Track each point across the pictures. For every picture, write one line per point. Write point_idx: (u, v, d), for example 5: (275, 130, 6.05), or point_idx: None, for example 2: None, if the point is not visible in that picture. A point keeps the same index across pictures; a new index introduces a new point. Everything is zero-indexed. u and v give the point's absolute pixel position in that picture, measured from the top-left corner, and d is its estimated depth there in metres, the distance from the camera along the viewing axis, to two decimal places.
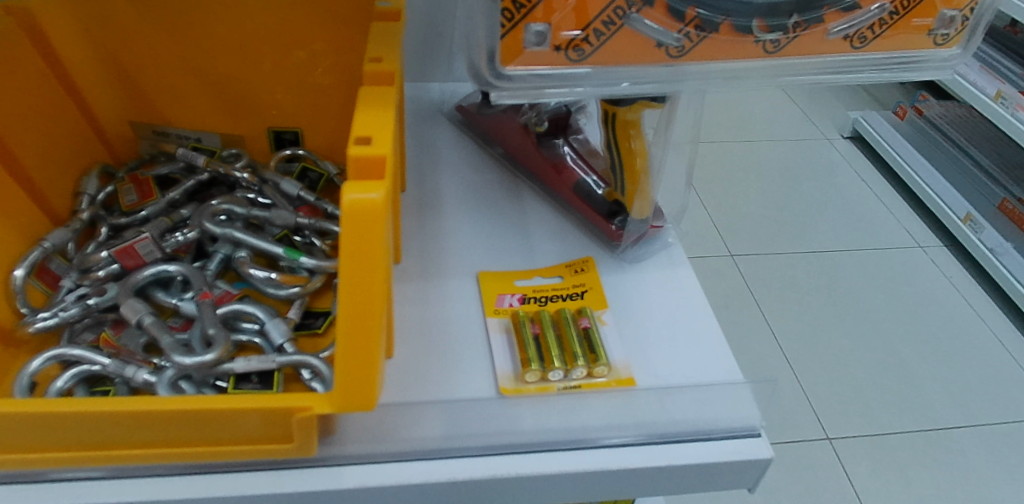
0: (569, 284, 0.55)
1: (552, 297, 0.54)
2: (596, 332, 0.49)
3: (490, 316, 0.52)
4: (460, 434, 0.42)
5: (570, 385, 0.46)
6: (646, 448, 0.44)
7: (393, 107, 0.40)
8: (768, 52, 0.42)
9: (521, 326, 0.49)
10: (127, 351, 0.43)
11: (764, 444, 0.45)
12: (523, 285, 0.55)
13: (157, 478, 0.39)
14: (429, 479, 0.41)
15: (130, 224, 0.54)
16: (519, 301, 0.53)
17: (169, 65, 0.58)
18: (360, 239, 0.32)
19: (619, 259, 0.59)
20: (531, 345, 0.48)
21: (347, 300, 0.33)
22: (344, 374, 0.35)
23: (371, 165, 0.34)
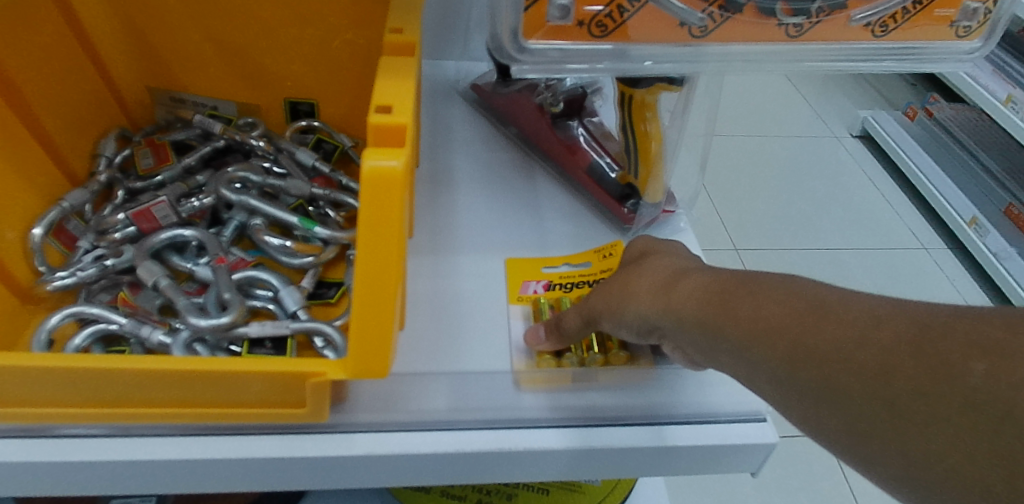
0: (597, 269, 0.53)
1: (577, 281, 0.52)
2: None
3: (512, 302, 0.51)
4: (468, 408, 0.43)
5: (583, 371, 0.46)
6: (648, 428, 0.44)
7: (413, 74, 0.40)
8: (790, 37, 0.42)
9: (540, 313, 0.50)
10: (142, 310, 0.43)
11: (769, 428, 0.45)
12: (551, 272, 0.54)
13: (168, 438, 0.39)
14: (435, 450, 0.41)
15: (145, 189, 0.54)
16: (546, 286, 0.53)
17: (188, 31, 0.58)
18: (377, 207, 0.33)
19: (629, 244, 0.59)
20: None
21: (365, 278, 0.34)
22: (359, 340, 0.35)
23: (390, 135, 0.34)
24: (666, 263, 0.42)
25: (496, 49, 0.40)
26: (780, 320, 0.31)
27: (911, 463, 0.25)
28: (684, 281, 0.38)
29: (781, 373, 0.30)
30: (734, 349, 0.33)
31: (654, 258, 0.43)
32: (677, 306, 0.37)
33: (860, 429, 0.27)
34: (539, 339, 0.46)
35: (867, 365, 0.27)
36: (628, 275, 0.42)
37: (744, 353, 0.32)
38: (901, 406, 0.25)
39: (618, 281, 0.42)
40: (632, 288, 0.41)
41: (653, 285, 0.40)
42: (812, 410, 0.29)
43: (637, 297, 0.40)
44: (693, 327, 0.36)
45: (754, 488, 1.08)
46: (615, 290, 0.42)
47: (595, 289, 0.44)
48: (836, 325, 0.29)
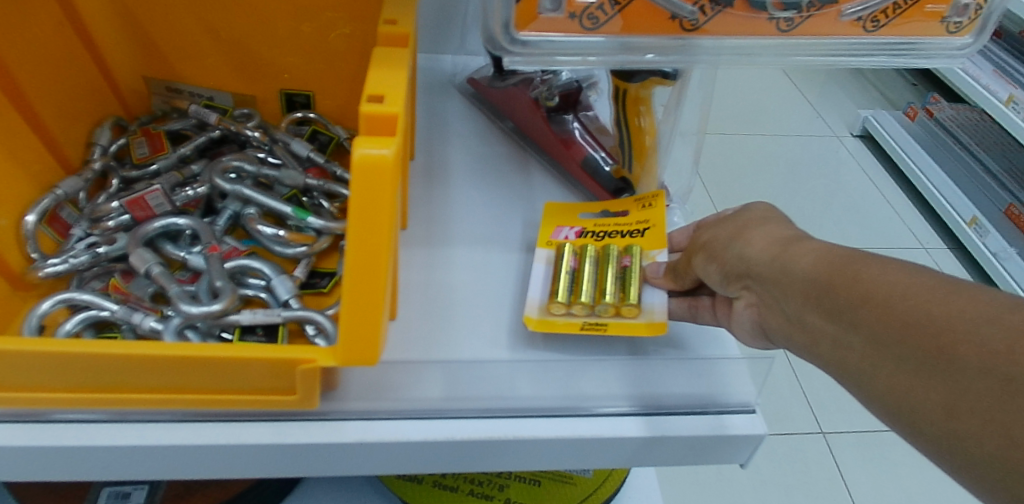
0: (634, 219, 0.56)
1: (608, 230, 0.56)
2: (634, 270, 0.50)
3: (540, 245, 0.55)
4: (459, 397, 0.43)
5: (593, 320, 0.48)
6: (638, 419, 0.45)
7: (405, 65, 0.40)
8: (781, 31, 0.42)
9: (561, 258, 0.51)
10: (134, 297, 0.43)
11: (758, 419, 0.46)
12: (584, 218, 0.57)
13: (159, 424, 0.40)
14: (426, 437, 0.42)
15: (140, 178, 0.55)
16: (577, 233, 0.55)
17: (185, 22, 0.59)
18: (369, 195, 0.33)
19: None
20: (564, 279, 0.50)
21: (354, 266, 0.34)
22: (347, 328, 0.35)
23: (382, 123, 0.34)
24: (787, 228, 0.43)
25: (489, 43, 0.40)
26: (905, 286, 0.32)
27: (1000, 447, 0.25)
28: (803, 243, 0.40)
29: (863, 336, 0.32)
30: (824, 305, 0.35)
31: (773, 221, 0.45)
32: (794, 266, 0.38)
33: (960, 405, 0.27)
34: (658, 273, 0.50)
35: (991, 341, 0.27)
36: (740, 239, 0.43)
37: (835, 310, 0.34)
38: (1013, 384, 0.25)
39: (732, 237, 0.44)
40: (747, 244, 0.42)
41: (768, 248, 0.41)
42: (907, 382, 0.30)
43: (750, 252, 0.42)
44: (794, 284, 0.37)
45: (751, 484, 1.09)
46: (729, 245, 0.44)
47: (706, 248, 0.46)
48: (969, 302, 0.29)
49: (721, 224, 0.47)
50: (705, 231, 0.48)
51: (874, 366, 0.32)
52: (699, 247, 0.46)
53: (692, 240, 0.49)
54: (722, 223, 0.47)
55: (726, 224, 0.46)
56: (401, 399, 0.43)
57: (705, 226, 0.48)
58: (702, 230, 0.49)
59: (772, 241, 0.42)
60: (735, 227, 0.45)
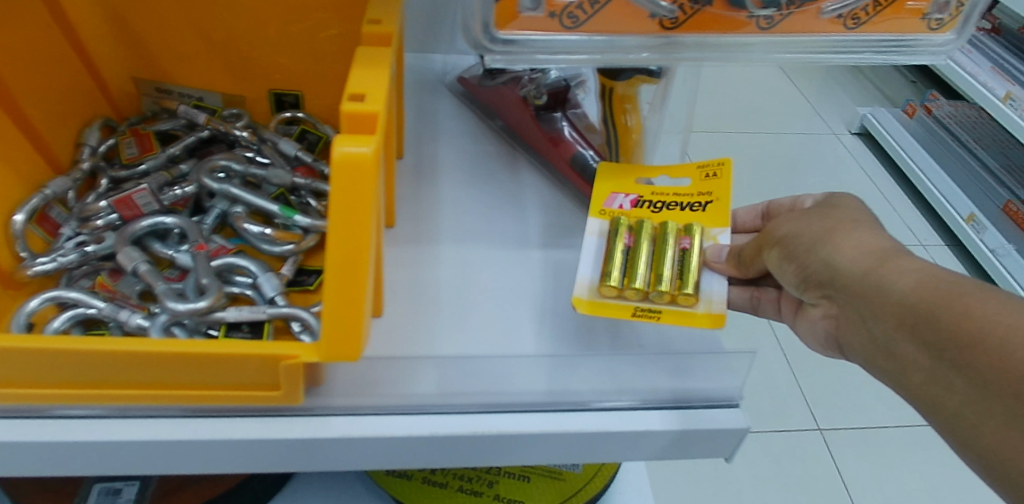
0: (696, 189, 0.57)
1: (663, 201, 0.57)
2: (694, 253, 0.52)
3: (592, 216, 0.56)
4: (452, 392, 0.44)
5: (648, 306, 0.49)
6: (623, 414, 0.45)
7: (385, 63, 0.40)
8: (762, 29, 0.43)
9: (615, 235, 0.52)
10: (121, 295, 0.44)
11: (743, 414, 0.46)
12: (639, 185, 0.58)
13: (147, 420, 0.40)
14: (411, 433, 0.42)
15: (130, 178, 0.55)
16: (632, 203, 0.56)
17: (175, 24, 0.59)
18: (349, 193, 0.33)
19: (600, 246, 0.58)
20: (616, 259, 0.50)
21: (332, 268, 0.34)
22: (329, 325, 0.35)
23: (362, 122, 0.35)
24: (876, 234, 0.46)
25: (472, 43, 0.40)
26: (1011, 332, 0.34)
27: None
28: (902, 260, 0.42)
29: (958, 372, 0.36)
30: (920, 335, 0.38)
31: (863, 226, 0.47)
32: (889, 286, 0.41)
33: None
34: (720, 257, 0.51)
35: None
36: (826, 245, 0.46)
37: (933, 344, 0.37)
38: None
39: (820, 242, 0.46)
40: (838, 252, 0.45)
41: (861, 260, 0.43)
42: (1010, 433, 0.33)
43: (840, 262, 0.44)
44: (889, 306, 0.40)
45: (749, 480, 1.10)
46: (816, 250, 0.46)
47: (788, 248, 0.48)
48: None
49: (803, 221, 0.49)
50: (783, 225, 0.50)
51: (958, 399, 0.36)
52: (779, 244, 0.49)
53: (765, 231, 0.51)
54: (807, 221, 0.49)
55: (809, 222, 0.48)
56: (386, 393, 0.43)
57: (783, 220, 0.50)
58: (779, 222, 0.51)
59: (863, 250, 0.44)
60: (821, 228, 0.47)
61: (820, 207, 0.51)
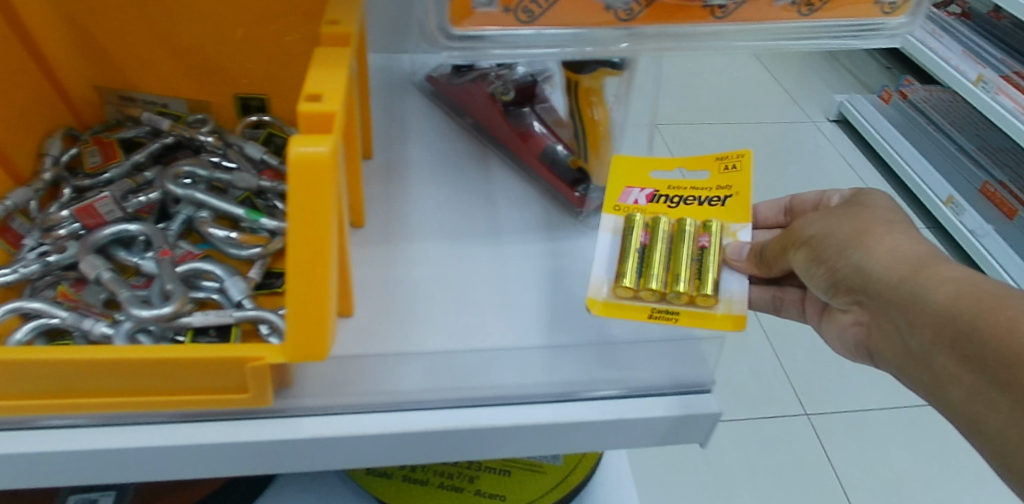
0: (713, 182, 0.58)
1: (679, 195, 0.58)
2: (713, 251, 0.53)
3: (607, 212, 0.56)
4: (437, 388, 0.44)
5: (665, 307, 0.49)
6: (594, 404, 0.46)
7: (344, 64, 0.40)
8: (717, 18, 0.43)
9: (630, 233, 0.53)
10: (85, 304, 0.44)
11: (715, 399, 0.47)
12: (653, 179, 0.59)
13: (115, 427, 0.40)
14: (384, 430, 0.42)
15: (93, 187, 0.55)
16: (648, 197, 0.57)
17: (136, 32, 0.59)
18: (307, 191, 0.33)
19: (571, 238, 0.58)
20: (632, 259, 0.51)
21: (294, 268, 0.34)
22: (296, 324, 0.35)
23: (320, 121, 0.35)
24: (910, 239, 0.48)
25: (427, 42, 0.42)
26: None
27: None
28: (938, 267, 0.45)
29: (986, 382, 0.38)
30: (949, 343, 0.41)
31: (898, 230, 0.50)
32: (927, 296, 0.43)
33: None
34: (740, 256, 0.53)
35: None
36: (860, 250, 0.49)
37: (962, 353, 0.40)
38: None
39: (851, 245, 0.49)
40: (870, 256, 0.48)
41: (896, 267, 0.46)
42: None
43: (872, 265, 0.47)
44: (926, 315, 0.43)
45: (741, 463, 1.16)
46: (848, 253, 0.49)
47: (817, 250, 0.51)
48: None
49: (833, 221, 0.52)
50: (811, 225, 0.53)
51: (983, 408, 0.38)
52: (808, 244, 0.52)
53: (790, 231, 0.54)
54: (837, 222, 0.52)
55: (840, 224, 0.51)
56: (358, 391, 0.44)
57: (813, 220, 0.54)
58: (808, 222, 0.54)
59: (898, 258, 0.47)
60: (852, 232, 0.50)
61: (851, 209, 0.54)
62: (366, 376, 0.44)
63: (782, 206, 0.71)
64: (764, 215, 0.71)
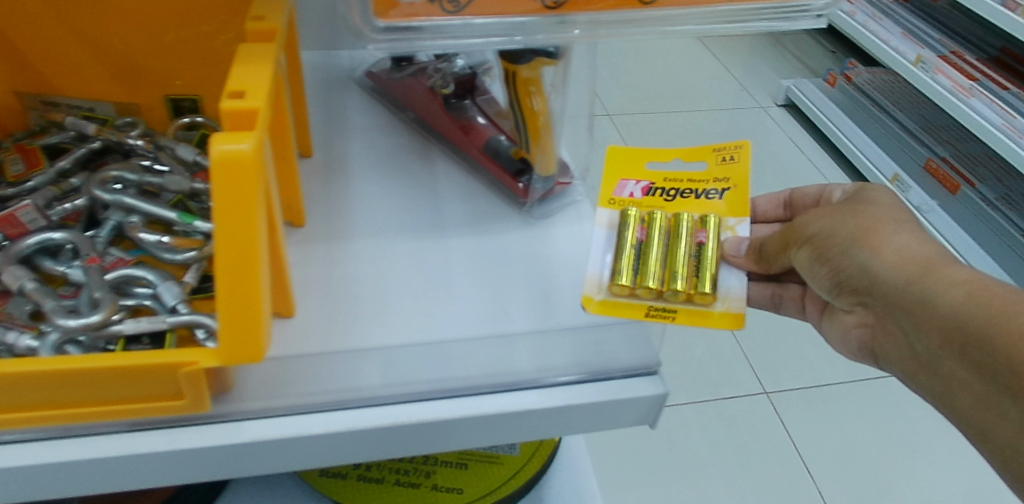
0: (711, 172, 0.61)
1: (674, 187, 0.60)
2: (710, 247, 0.56)
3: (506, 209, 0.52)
4: (388, 383, 0.44)
5: (661, 305, 0.51)
6: (540, 392, 0.45)
7: (271, 60, 0.40)
8: (645, 3, 0.43)
9: (625, 228, 0.56)
10: (7, 317, 0.42)
11: (658, 381, 0.48)
12: (649, 172, 0.62)
13: (44, 443, 0.39)
14: (325, 430, 0.41)
15: (16, 196, 0.53)
16: (643, 190, 0.60)
17: (56, 34, 0.57)
18: (231, 189, 0.33)
19: (514, 230, 0.58)
20: (628, 258, 0.53)
21: (222, 265, 0.33)
22: (225, 326, 0.34)
23: (244, 120, 0.34)
24: (913, 238, 0.52)
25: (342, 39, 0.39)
26: None
27: None
28: (946, 269, 0.48)
29: (994, 386, 0.42)
30: (958, 348, 0.45)
31: (903, 228, 0.53)
32: (938, 300, 0.47)
33: None
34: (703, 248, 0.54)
35: None
36: (869, 250, 0.52)
37: (971, 358, 0.44)
38: None
39: (856, 245, 0.53)
40: (876, 257, 0.52)
41: (906, 268, 0.50)
42: None
43: (879, 266, 0.51)
44: (936, 318, 0.46)
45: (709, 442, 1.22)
46: (854, 253, 0.53)
47: (823, 247, 0.55)
48: None
49: (837, 217, 0.55)
50: (814, 222, 0.56)
51: (990, 410, 0.43)
52: (811, 243, 0.55)
53: (792, 227, 0.57)
54: (840, 218, 0.55)
55: (843, 222, 0.55)
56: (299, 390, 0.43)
57: (814, 216, 0.56)
58: (810, 218, 0.57)
59: (906, 259, 0.50)
60: (857, 231, 0.53)
61: (855, 203, 0.57)
62: (319, 378, 0.44)
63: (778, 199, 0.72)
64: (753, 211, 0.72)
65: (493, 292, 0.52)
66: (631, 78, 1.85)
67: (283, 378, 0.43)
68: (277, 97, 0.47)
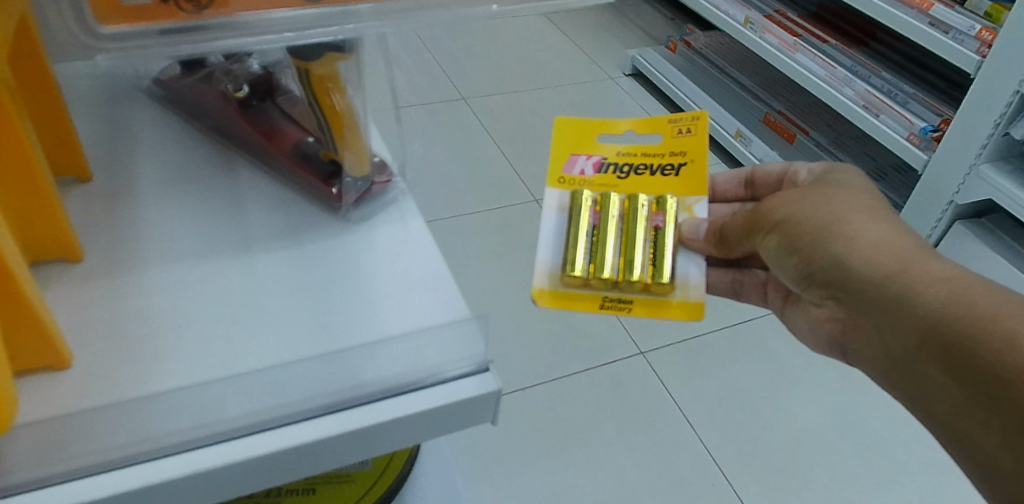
0: (667, 145, 0.60)
1: (629, 163, 0.59)
2: (667, 231, 0.54)
3: (552, 186, 0.59)
4: None
5: (620, 294, 0.52)
6: (426, 390, 0.35)
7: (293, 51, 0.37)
8: None
9: (580, 217, 0.55)
10: None
11: (491, 376, 0.37)
12: (605, 151, 0.60)
13: None
14: (319, 436, 0.33)
15: None
16: (595, 168, 0.59)
17: None
18: None
19: (342, 222, 0.42)
20: (585, 247, 0.53)
21: None
22: None
23: None
24: (888, 228, 0.45)
25: (345, 14, 0.33)
26: None
27: None
28: (923, 263, 0.41)
29: (972, 394, 0.35)
30: (932, 347, 0.38)
31: (878, 217, 0.47)
32: (912, 292, 0.40)
33: None
34: (697, 235, 0.54)
35: None
36: (831, 239, 0.46)
37: (948, 361, 0.37)
38: None
39: (829, 235, 0.46)
40: (850, 249, 0.45)
41: (871, 257, 0.44)
42: None
43: (852, 257, 0.44)
44: (907, 315, 0.40)
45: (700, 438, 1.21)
46: (826, 244, 0.46)
47: (794, 238, 0.49)
48: None
49: (808, 207, 0.49)
50: (786, 209, 0.51)
51: (964, 414, 0.36)
52: (780, 229, 0.50)
53: (761, 215, 0.53)
54: (814, 207, 0.49)
55: (816, 209, 0.49)
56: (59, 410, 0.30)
57: (783, 202, 0.51)
58: (779, 205, 0.52)
59: (874, 244, 0.44)
60: (828, 220, 0.47)
61: (826, 189, 0.52)
62: (100, 378, 0.32)
63: (742, 179, 0.70)
64: (724, 188, 0.71)
65: (328, 301, 0.38)
66: (628, 47, 1.78)
67: (57, 438, 0.29)
68: (38, 92, 0.36)
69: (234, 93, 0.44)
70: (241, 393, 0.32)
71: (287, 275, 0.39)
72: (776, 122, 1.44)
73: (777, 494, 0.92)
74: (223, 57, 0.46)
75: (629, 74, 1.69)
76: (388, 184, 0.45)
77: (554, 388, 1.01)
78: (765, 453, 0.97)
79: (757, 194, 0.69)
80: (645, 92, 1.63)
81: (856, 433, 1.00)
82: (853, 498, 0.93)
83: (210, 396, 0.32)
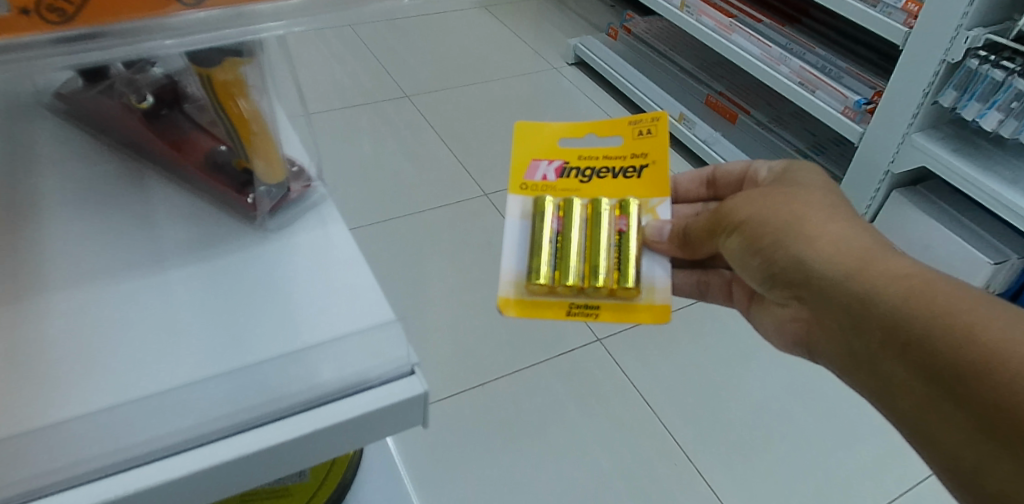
0: (629, 148, 0.61)
1: (590, 167, 0.60)
2: (630, 234, 0.55)
3: (515, 193, 0.59)
4: None
5: (586, 300, 0.53)
6: (345, 399, 0.34)
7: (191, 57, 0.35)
8: None
9: (542, 223, 0.55)
10: None
11: (415, 379, 0.36)
12: (567, 155, 0.61)
13: None
14: (237, 453, 0.31)
15: None
16: (557, 173, 0.60)
17: None
18: None
19: (257, 232, 0.41)
20: (549, 254, 0.53)
21: None
22: None
23: None
24: (847, 226, 0.45)
25: (239, 17, 0.31)
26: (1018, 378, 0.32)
27: None
28: (883, 260, 0.41)
29: (937, 391, 0.35)
30: (897, 347, 0.38)
31: (838, 215, 0.46)
32: (874, 292, 0.40)
33: None
34: (661, 238, 0.55)
35: None
36: (792, 238, 0.46)
37: (913, 359, 0.37)
38: None
39: (790, 235, 0.46)
40: (811, 248, 0.44)
41: (832, 255, 0.43)
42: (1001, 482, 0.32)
43: (813, 256, 0.44)
44: (871, 314, 0.40)
45: None
46: (788, 244, 0.46)
47: (756, 239, 0.48)
48: None
49: (767, 206, 0.49)
50: (746, 209, 0.50)
51: (926, 407, 0.36)
52: (743, 230, 0.50)
53: (722, 215, 0.52)
54: (773, 205, 0.49)
55: (776, 208, 0.48)
56: None
57: (743, 201, 0.51)
58: (739, 204, 0.51)
59: (834, 243, 0.44)
60: (788, 219, 0.47)
61: (784, 186, 0.52)
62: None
63: (705, 178, 0.69)
64: (686, 188, 0.70)
65: (265, 335, 0.36)
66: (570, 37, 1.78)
67: None
68: None
69: (137, 104, 0.42)
70: (150, 412, 0.31)
71: (210, 295, 0.37)
72: (718, 102, 1.46)
73: (738, 466, 0.94)
74: (124, 66, 0.43)
75: (573, 63, 1.69)
76: (308, 190, 0.44)
77: (513, 381, 1.01)
78: (723, 428, 0.99)
79: (719, 193, 0.68)
80: (590, 81, 1.63)
81: (810, 402, 1.04)
82: (811, 464, 0.95)
83: (111, 421, 0.30)
